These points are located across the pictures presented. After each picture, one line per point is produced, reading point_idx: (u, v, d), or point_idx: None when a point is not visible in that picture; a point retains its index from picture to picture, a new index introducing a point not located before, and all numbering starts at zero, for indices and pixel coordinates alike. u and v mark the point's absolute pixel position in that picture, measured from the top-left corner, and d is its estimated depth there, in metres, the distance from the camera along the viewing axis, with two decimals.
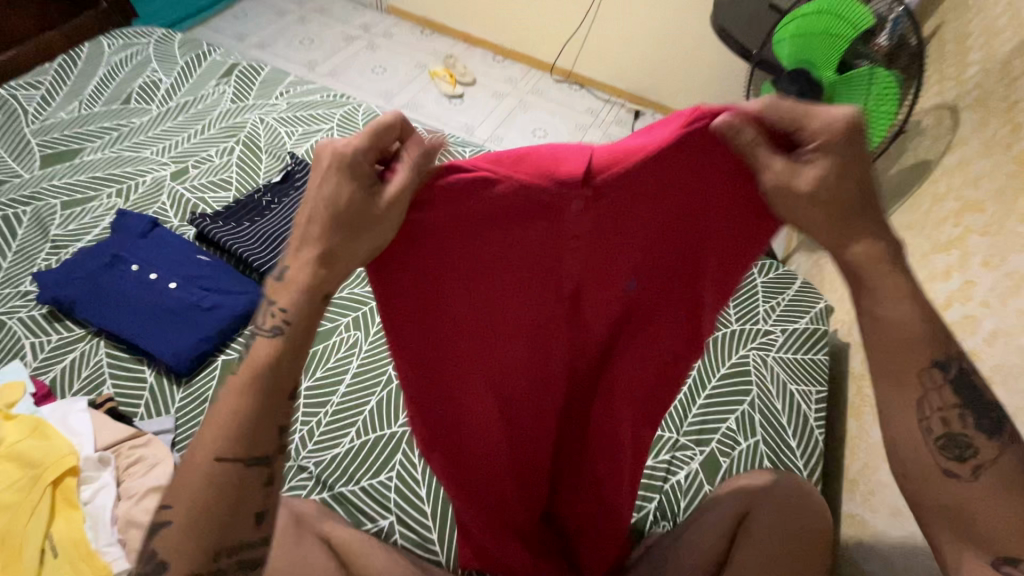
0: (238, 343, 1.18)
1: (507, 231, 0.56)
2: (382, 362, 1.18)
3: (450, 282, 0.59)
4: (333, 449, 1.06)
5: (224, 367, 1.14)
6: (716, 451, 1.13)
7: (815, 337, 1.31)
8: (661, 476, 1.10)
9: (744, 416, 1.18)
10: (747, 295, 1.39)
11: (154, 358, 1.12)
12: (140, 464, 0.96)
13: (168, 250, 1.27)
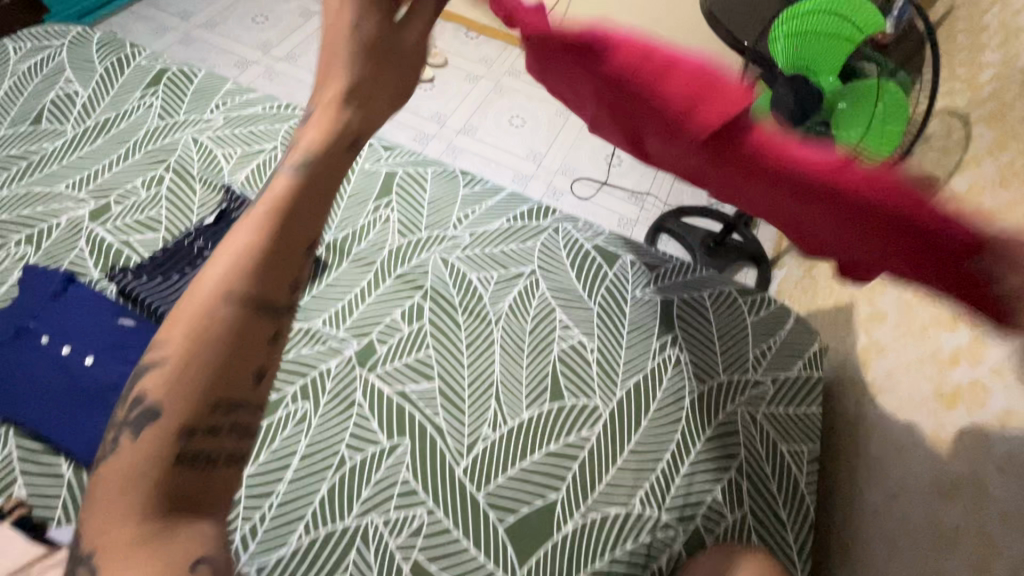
0: None
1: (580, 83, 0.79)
2: (335, 439, 1.06)
3: (718, 143, 0.64)
4: (281, 548, 0.96)
5: None
6: (701, 528, 1.05)
7: (809, 388, 1.22)
8: (642, 562, 1.01)
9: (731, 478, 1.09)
10: (737, 337, 1.27)
11: (72, 451, 0.99)
12: None
13: (86, 314, 1.12)
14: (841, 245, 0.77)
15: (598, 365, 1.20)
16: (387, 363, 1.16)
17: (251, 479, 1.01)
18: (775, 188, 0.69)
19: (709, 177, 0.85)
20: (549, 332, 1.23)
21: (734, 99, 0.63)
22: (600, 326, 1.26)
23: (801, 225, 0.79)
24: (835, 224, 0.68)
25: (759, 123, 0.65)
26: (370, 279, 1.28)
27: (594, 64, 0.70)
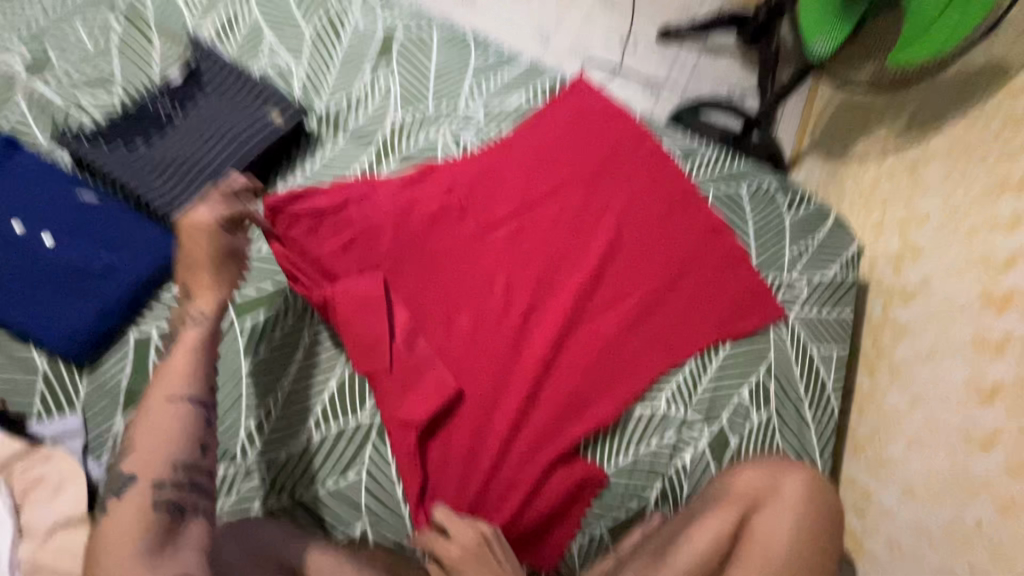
0: (151, 316, 0.93)
1: (449, 208, 1.08)
2: (336, 340, 0.97)
3: (401, 268, 1.03)
4: (290, 444, 0.89)
5: (137, 347, 0.91)
6: (726, 427, 1.02)
7: (844, 290, 1.15)
8: (665, 458, 1.00)
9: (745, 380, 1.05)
10: (775, 235, 1.17)
11: (45, 342, 0.88)
12: (42, 487, 0.77)
13: (39, 187, 0.95)
14: (588, 387, 1.00)
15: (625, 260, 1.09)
16: (396, 252, 1.04)
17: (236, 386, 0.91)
18: (512, 376, 0.98)
19: (544, 308, 1.04)
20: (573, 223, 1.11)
21: (417, 402, 0.93)
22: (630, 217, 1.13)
23: (627, 335, 1.04)
24: (517, 391, 0.96)
25: (441, 391, 0.94)
26: (372, 157, 1.12)
27: (366, 325, 0.95)
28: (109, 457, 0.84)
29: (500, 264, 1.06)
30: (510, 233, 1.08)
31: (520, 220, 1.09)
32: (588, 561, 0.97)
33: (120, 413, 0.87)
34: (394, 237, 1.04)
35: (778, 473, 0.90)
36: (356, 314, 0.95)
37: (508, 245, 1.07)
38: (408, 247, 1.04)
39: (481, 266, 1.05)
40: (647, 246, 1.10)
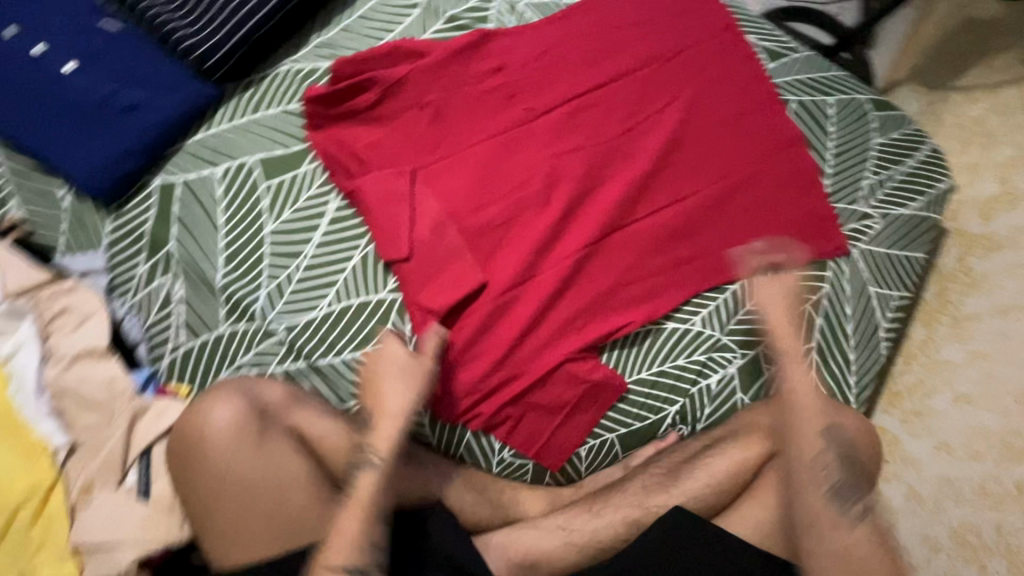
0: (177, 164, 0.90)
1: (496, 85, 0.97)
2: (355, 209, 0.91)
3: (438, 145, 0.95)
4: (309, 312, 0.88)
5: (162, 194, 0.88)
6: (761, 356, 0.96)
7: (921, 229, 1.03)
8: (691, 377, 0.94)
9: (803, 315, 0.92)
10: (856, 158, 1.04)
11: (70, 176, 0.86)
12: (67, 316, 0.78)
13: (66, 12, 0.90)
14: (623, 295, 0.94)
15: (681, 166, 0.99)
16: (433, 126, 0.95)
17: (254, 245, 0.88)
18: (543, 273, 0.92)
19: (586, 207, 0.96)
20: (630, 117, 1.00)
21: (442, 289, 0.88)
22: (694, 118, 1.01)
23: (672, 246, 0.96)
24: (545, 289, 0.91)
25: (467, 280, 0.88)
26: (416, 19, 1.00)
27: (390, 218, 0.89)
28: (133, 299, 0.85)
29: (544, 152, 0.96)
30: (559, 120, 0.98)
31: (572, 106, 0.99)
32: (596, 467, 0.96)
33: (144, 258, 0.86)
34: (427, 124, 0.95)
35: (823, 415, 0.87)
36: (381, 203, 0.90)
37: (555, 133, 0.97)
38: (442, 133, 0.95)
39: (524, 152, 0.96)
40: (709, 151, 1.00)
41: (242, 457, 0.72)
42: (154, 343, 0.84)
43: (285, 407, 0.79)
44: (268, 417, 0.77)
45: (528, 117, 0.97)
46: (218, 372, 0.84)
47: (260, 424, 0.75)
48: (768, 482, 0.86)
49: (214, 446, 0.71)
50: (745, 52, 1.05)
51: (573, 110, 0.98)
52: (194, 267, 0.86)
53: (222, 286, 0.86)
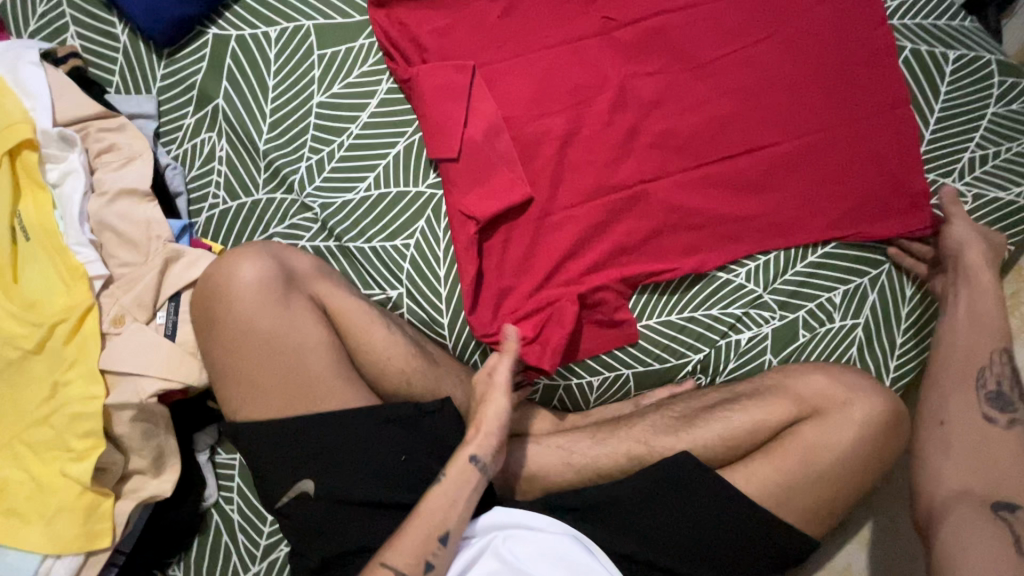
0: (233, 17, 0.86)
1: None
2: (407, 98, 0.88)
3: (504, 41, 0.88)
4: (345, 193, 0.86)
5: (216, 46, 0.86)
6: (800, 323, 0.91)
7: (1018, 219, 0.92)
8: (722, 329, 0.90)
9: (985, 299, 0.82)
10: (962, 127, 0.92)
11: (125, 10, 0.83)
12: (113, 153, 0.79)
13: None
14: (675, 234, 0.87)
15: (763, 104, 0.89)
16: (501, 20, 0.88)
17: (302, 116, 0.86)
18: (592, 196, 0.87)
19: (649, 132, 0.88)
20: (716, 40, 0.90)
21: (488, 199, 0.84)
22: (789, 52, 0.90)
23: (737, 193, 0.89)
24: (591, 214, 0.86)
25: (511, 189, 0.84)
26: None
27: (447, 113, 0.85)
28: (177, 150, 0.85)
29: (614, 67, 0.89)
30: (638, 33, 0.89)
31: (654, 20, 0.90)
32: (603, 399, 0.96)
33: (192, 110, 0.85)
34: (497, 19, 0.88)
35: (856, 393, 0.82)
36: (438, 95, 0.85)
37: (631, 46, 0.89)
38: (512, 30, 0.89)
39: (591, 63, 0.89)
40: (801, 97, 0.90)
41: (263, 314, 0.72)
42: (194, 197, 0.85)
43: (310, 278, 0.79)
44: (294, 283, 0.76)
45: (605, 24, 0.89)
46: (252, 236, 0.85)
47: (286, 289, 0.75)
48: (787, 447, 0.81)
49: (239, 299, 0.72)
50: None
51: (655, 23, 0.90)
52: (240, 128, 0.85)
53: (265, 151, 0.85)
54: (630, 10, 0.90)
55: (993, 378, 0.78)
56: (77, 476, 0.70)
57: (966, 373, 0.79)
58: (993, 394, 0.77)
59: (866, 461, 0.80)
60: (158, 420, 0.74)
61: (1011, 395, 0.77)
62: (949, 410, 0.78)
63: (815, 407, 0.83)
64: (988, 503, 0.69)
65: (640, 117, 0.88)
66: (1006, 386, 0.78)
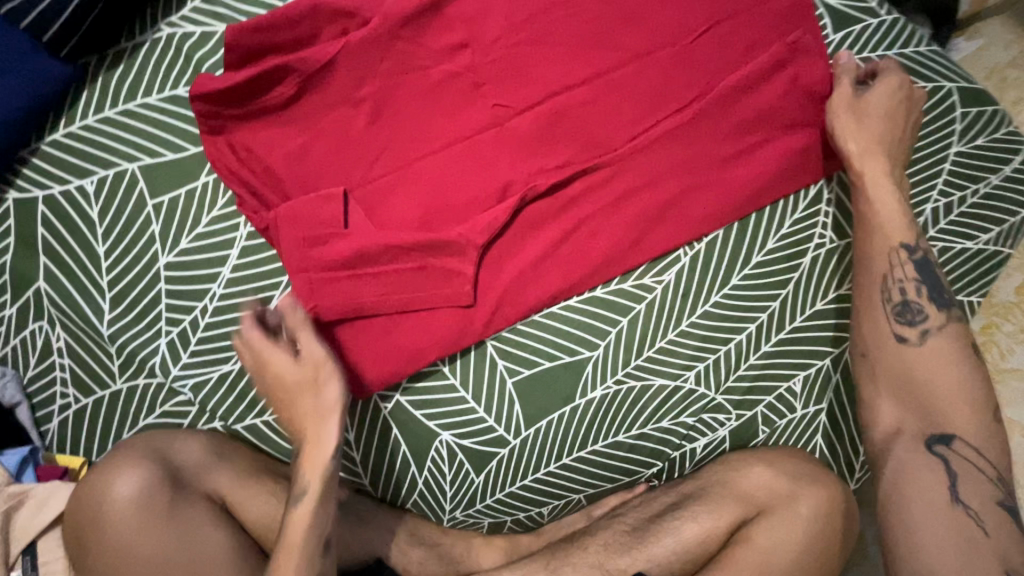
0: (34, 174, 0.69)
1: (455, 69, 0.73)
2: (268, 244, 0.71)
3: (377, 154, 0.72)
4: (218, 364, 0.73)
5: (20, 214, 0.69)
6: (758, 419, 0.83)
7: (983, 270, 0.83)
8: (675, 441, 0.82)
9: (889, 199, 0.72)
10: (923, 176, 0.81)
11: None
12: None
13: None
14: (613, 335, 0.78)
15: (696, 186, 0.76)
16: (368, 126, 0.72)
17: (147, 281, 0.71)
18: (492, 269, 0.74)
19: (567, 239, 0.75)
20: (631, 115, 0.75)
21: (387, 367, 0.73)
22: (716, 116, 0.76)
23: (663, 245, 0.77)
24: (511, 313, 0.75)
25: (413, 344, 0.73)
26: None
27: (321, 259, 0.69)
28: (1, 350, 0.70)
29: (512, 164, 0.74)
30: (538, 119, 0.74)
31: (554, 101, 0.75)
32: (558, 514, 0.88)
33: (9, 297, 0.70)
34: (365, 127, 0.72)
35: (800, 484, 0.76)
36: (307, 240, 0.69)
37: (531, 136, 0.74)
38: (388, 139, 0.73)
39: (488, 167, 0.74)
40: (722, 171, 0.77)
41: (146, 534, 0.63)
42: (37, 402, 0.71)
43: (202, 470, 0.69)
44: (181, 482, 0.67)
45: (496, 113, 0.74)
46: (119, 436, 0.72)
47: (171, 494, 0.65)
48: (739, 555, 0.72)
49: (117, 521, 0.63)
50: (800, 29, 0.77)
51: (556, 105, 0.74)
52: (75, 310, 0.70)
53: (113, 331, 0.71)
54: (524, 92, 0.74)
55: (898, 286, 0.70)
56: None
57: (876, 288, 0.71)
58: (902, 307, 0.69)
59: (828, 551, 0.73)
60: None
61: (920, 302, 0.69)
62: (866, 342, 0.71)
63: (761, 505, 0.76)
64: (923, 437, 0.65)
65: (554, 224, 0.75)
66: (913, 295, 0.69)
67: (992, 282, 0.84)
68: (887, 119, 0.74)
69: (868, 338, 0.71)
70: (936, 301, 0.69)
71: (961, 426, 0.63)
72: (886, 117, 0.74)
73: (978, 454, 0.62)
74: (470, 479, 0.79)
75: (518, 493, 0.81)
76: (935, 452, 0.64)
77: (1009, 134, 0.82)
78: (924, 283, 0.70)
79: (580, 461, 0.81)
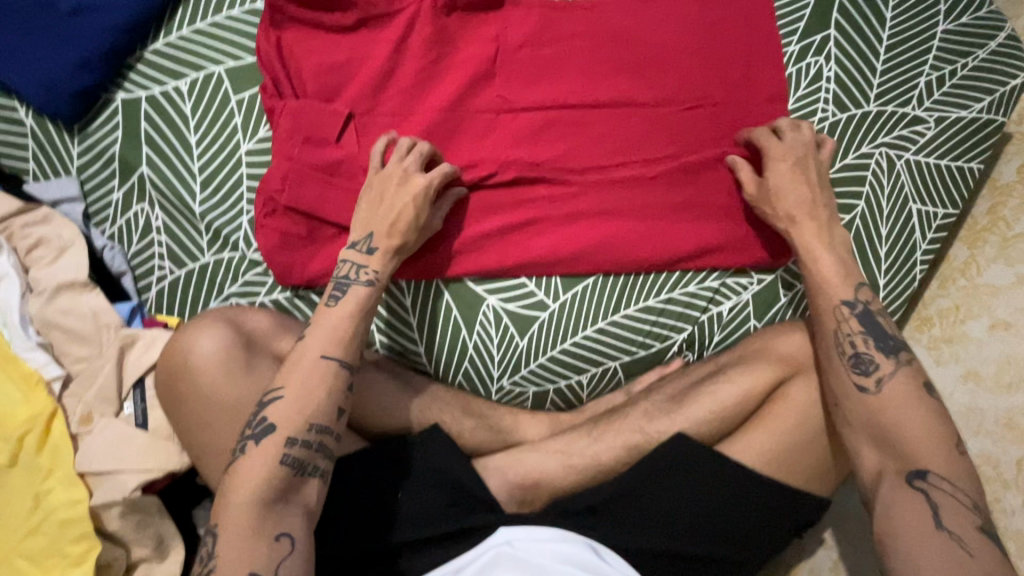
0: (138, 77, 0.82)
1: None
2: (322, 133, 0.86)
3: (426, 51, 0.84)
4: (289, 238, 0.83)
5: (127, 112, 0.81)
6: (779, 283, 0.89)
7: (980, 137, 0.89)
8: (702, 305, 0.88)
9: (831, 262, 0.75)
10: (914, 52, 0.89)
11: (24, 94, 0.79)
12: (45, 247, 0.76)
13: None
14: (638, 202, 0.86)
15: (701, 69, 0.87)
16: (417, 29, 0.84)
17: (231, 166, 0.82)
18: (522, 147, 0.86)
19: (589, 120, 0.87)
20: (640, 13, 0.88)
21: (405, 267, 0.86)
22: (713, 11, 0.88)
23: (677, 122, 0.87)
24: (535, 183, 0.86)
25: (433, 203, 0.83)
26: None
27: (303, 168, 0.80)
28: (111, 229, 0.81)
29: (538, 57, 0.86)
30: (557, 21, 0.87)
31: (570, 8, 0.88)
32: (597, 392, 0.92)
33: (118, 181, 0.81)
34: (415, 29, 0.84)
35: None
36: (297, 146, 0.80)
37: (554, 36, 0.87)
38: (432, 40, 0.84)
39: (517, 62, 0.86)
40: (720, 54, 0.87)
41: (227, 387, 0.69)
42: (139, 272, 0.81)
43: (270, 336, 0.75)
44: (253, 346, 0.73)
45: (526, 18, 0.87)
46: (208, 303, 0.81)
47: (246, 353, 0.71)
48: (779, 410, 0.79)
49: (203, 376, 0.69)
50: None
51: (573, 11, 0.87)
52: (171, 192, 0.81)
53: (203, 211, 0.82)
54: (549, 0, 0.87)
55: (848, 340, 0.72)
56: None
57: (827, 342, 0.73)
58: (852, 358, 0.71)
59: None
60: (151, 508, 0.72)
61: (868, 352, 0.71)
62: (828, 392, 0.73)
63: (797, 366, 0.81)
64: (902, 473, 0.66)
65: (579, 108, 0.86)
66: (862, 346, 0.71)
67: (990, 150, 0.90)
68: (837, 9, 0.89)
69: (832, 378, 0.72)
70: (882, 350, 0.71)
71: (931, 460, 0.65)
72: (843, 10, 0.89)
73: (955, 486, 0.63)
74: (515, 343, 0.87)
75: (559, 358, 0.89)
76: (915, 486, 0.65)
77: (992, 13, 0.90)
78: (868, 332, 0.72)
79: (614, 327, 0.88)
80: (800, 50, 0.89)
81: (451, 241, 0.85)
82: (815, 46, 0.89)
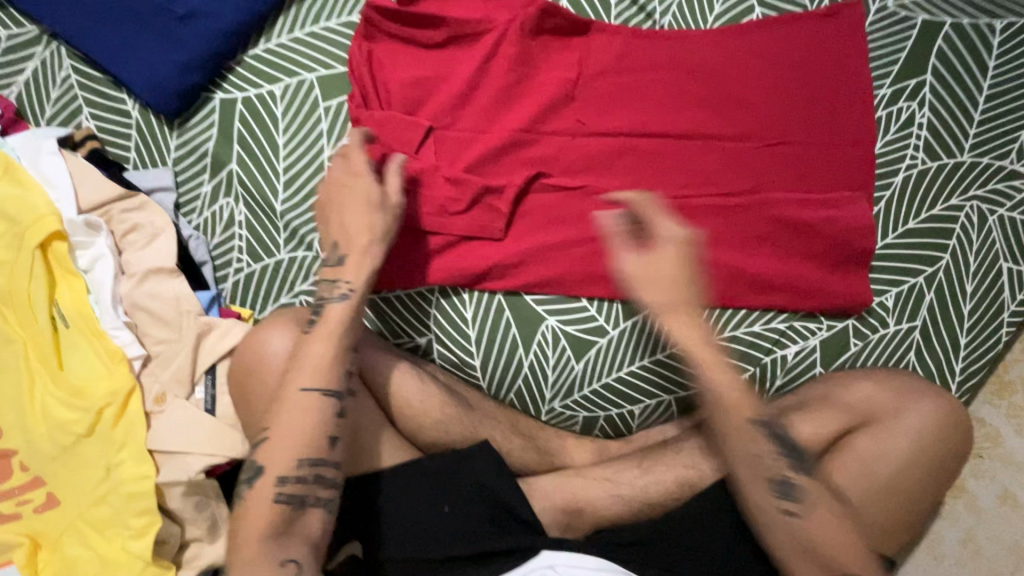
0: (236, 79, 0.86)
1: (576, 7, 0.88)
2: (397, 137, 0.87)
3: (510, 70, 0.86)
4: None
5: (223, 111, 0.86)
6: (850, 332, 0.86)
7: None
8: (767, 346, 0.86)
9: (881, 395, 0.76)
10: (1016, 104, 0.85)
11: (134, 88, 0.84)
12: (138, 232, 0.81)
13: None
14: (707, 236, 0.85)
15: (785, 106, 0.85)
16: (504, 49, 0.86)
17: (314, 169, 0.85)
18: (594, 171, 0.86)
19: (665, 150, 0.86)
20: (726, 46, 0.87)
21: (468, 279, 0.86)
22: (802, 47, 0.86)
23: (757, 156, 0.85)
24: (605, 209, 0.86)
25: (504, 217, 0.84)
26: None
27: None
28: (198, 219, 0.86)
29: (618, 83, 0.87)
30: (641, 49, 0.87)
31: (656, 37, 0.88)
32: (647, 423, 0.90)
33: (209, 176, 0.86)
34: (501, 49, 0.86)
35: (907, 398, 0.77)
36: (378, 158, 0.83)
37: (638, 63, 0.87)
38: (517, 60, 0.86)
39: (598, 87, 0.87)
40: (807, 92, 0.85)
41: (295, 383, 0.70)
42: (218, 262, 0.86)
43: None
44: None
45: (611, 44, 0.87)
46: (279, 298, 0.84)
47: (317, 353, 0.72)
48: (841, 462, 0.75)
49: (276, 369, 0.71)
50: None
51: (658, 38, 0.87)
52: (255, 190, 0.85)
53: (282, 211, 0.85)
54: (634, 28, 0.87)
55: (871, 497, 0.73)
56: (138, 552, 0.71)
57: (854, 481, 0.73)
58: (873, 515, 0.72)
59: (931, 464, 0.74)
60: (209, 491, 0.75)
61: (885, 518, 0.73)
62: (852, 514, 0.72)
63: (866, 417, 0.77)
64: None
65: (656, 136, 0.86)
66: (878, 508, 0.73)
67: None
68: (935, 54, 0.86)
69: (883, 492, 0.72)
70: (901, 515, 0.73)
71: None
72: (941, 55, 0.86)
73: None
74: (570, 366, 0.87)
75: (613, 385, 0.87)
76: None
77: None
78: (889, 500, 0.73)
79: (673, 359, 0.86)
80: (891, 94, 0.86)
81: (516, 258, 0.85)
82: (908, 91, 0.86)
